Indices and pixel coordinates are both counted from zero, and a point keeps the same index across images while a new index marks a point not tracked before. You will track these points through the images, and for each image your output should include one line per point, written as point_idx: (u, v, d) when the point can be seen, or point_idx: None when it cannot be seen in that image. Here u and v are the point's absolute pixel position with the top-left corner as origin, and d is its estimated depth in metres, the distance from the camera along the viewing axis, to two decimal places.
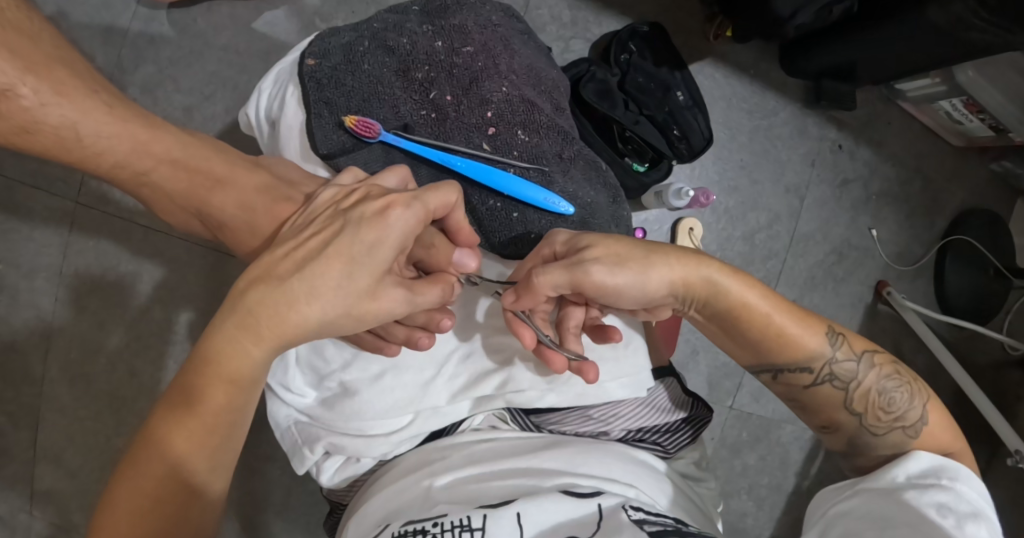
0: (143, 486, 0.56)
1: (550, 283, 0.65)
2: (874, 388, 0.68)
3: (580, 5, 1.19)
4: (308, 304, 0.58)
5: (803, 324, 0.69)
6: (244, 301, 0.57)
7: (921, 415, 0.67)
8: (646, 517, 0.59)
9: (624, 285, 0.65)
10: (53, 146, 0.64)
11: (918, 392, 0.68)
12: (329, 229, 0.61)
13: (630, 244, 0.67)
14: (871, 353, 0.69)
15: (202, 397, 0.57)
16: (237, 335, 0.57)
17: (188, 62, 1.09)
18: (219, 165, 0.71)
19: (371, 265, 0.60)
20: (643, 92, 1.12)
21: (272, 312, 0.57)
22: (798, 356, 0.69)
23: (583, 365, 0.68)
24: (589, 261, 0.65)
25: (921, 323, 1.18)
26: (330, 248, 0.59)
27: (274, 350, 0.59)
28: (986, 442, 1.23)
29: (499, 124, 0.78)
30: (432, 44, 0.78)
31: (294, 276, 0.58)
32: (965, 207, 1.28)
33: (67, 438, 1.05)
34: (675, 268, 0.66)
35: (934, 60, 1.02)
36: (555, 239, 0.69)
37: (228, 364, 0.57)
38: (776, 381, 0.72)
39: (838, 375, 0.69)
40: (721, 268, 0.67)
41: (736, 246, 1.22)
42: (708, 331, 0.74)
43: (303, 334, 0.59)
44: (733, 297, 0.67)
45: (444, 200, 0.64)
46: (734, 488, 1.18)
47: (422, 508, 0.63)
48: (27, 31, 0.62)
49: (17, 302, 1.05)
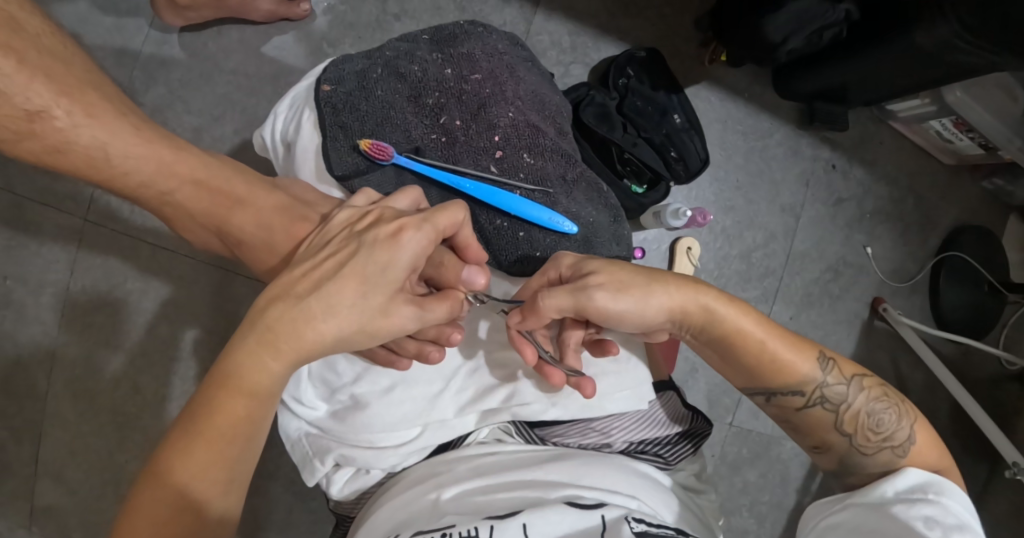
0: (162, 498, 0.58)
1: (555, 306, 0.68)
2: (863, 410, 0.70)
3: (580, 30, 1.22)
4: (325, 320, 0.60)
5: (796, 349, 0.71)
6: (263, 319, 0.60)
7: (908, 435, 0.69)
8: (647, 529, 0.61)
9: (624, 311, 0.68)
10: (82, 166, 0.66)
11: (905, 412, 0.70)
12: (344, 251, 0.64)
13: (631, 271, 0.69)
14: (860, 377, 0.72)
15: (221, 409, 0.59)
16: (257, 350, 0.59)
17: (198, 84, 1.12)
18: (239, 185, 0.73)
19: (385, 285, 0.63)
20: (641, 115, 1.16)
21: (292, 329, 0.59)
22: (792, 381, 0.71)
23: (582, 381, 0.71)
24: (593, 287, 0.67)
25: (916, 338, 1.22)
26: (345, 268, 0.62)
27: (292, 365, 0.61)
28: (983, 456, 1.26)
29: (505, 148, 0.81)
30: (442, 71, 0.82)
31: (311, 295, 0.61)
32: (957, 224, 1.31)
33: (71, 453, 1.06)
34: (674, 295, 0.69)
35: (922, 80, 1.06)
36: (561, 262, 0.72)
37: (248, 379, 0.59)
38: (770, 403, 0.73)
39: (829, 398, 0.71)
40: (717, 296, 0.70)
41: (734, 264, 1.25)
42: (698, 350, 0.76)
43: (320, 350, 0.61)
44: (729, 324, 0.70)
45: (452, 218, 0.67)
46: (734, 506, 1.20)
47: (430, 518, 0.65)
48: (61, 56, 0.65)
49: (24, 317, 1.07)
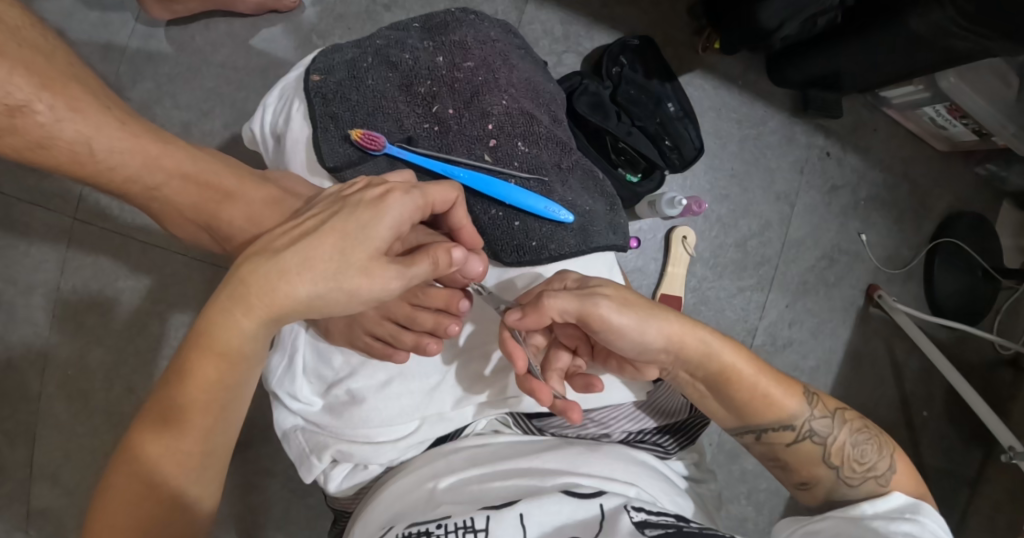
0: (138, 471, 0.59)
1: (559, 307, 0.67)
2: (847, 442, 0.70)
3: (572, 19, 1.21)
4: (299, 276, 0.59)
5: (784, 386, 0.71)
6: (236, 275, 0.60)
7: (889, 464, 0.70)
8: (647, 519, 0.59)
9: (626, 327, 0.67)
10: (66, 162, 0.65)
11: (885, 443, 0.71)
12: (328, 211, 0.64)
13: (636, 295, 0.70)
14: (842, 410, 0.72)
15: (195, 372, 0.59)
16: (229, 307, 0.59)
17: (186, 78, 1.10)
18: (228, 179, 0.73)
19: (368, 244, 0.62)
20: (635, 104, 1.15)
21: (264, 282, 0.59)
22: (781, 415, 0.71)
23: (569, 404, 0.68)
24: (599, 295, 0.67)
25: (912, 324, 1.21)
26: (326, 226, 0.62)
27: (264, 323, 0.60)
28: (976, 440, 1.26)
29: (499, 136, 0.80)
30: (433, 59, 0.81)
31: (287, 250, 0.60)
32: (952, 211, 1.31)
33: (65, 453, 1.05)
34: (674, 324, 0.69)
35: (916, 66, 1.05)
36: (566, 276, 0.72)
37: (220, 338, 0.59)
38: (759, 442, 0.73)
39: (816, 431, 0.71)
40: (713, 333, 0.70)
41: (729, 252, 1.25)
42: (698, 401, 0.74)
43: (295, 309, 0.60)
44: (724, 359, 0.70)
45: (444, 196, 0.69)
46: (733, 494, 1.20)
47: (425, 509, 0.64)
48: (42, 48, 0.63)
49: (14, 318, 1.06)
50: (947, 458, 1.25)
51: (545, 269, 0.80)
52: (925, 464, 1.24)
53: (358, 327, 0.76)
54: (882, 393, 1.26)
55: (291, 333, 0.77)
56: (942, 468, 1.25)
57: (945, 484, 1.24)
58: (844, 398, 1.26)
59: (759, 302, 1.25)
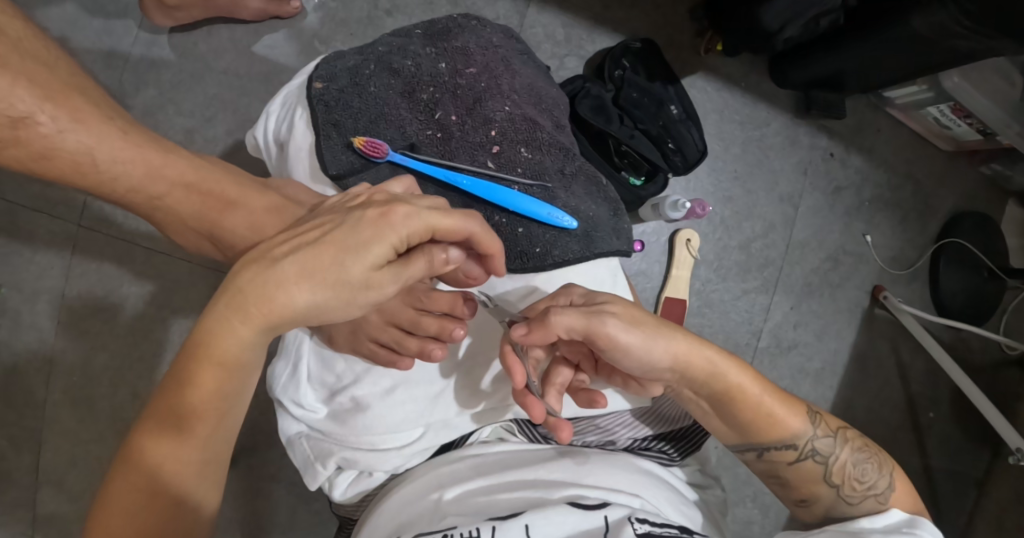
0: (137, 480, 0.59)
1: (566, 325, 0.66)
2: (849, 461, 0.70)
3: (574, 23, 1.21)
4: (296, 284, 0.59)
5: (788, 405, 0.71)
6: (234, 282, 0.59)
7: (889, 482, 0.70)
8: (651, 530, 0.60)
9: (633, 346, 0.66)
10: (69, 172, 0.65)
11: (884, 462, 0.71)
12: (329, 221, 0.64)
13: (644, 313, 0.69)
14: (844, 429, 0.72)
15: (194, 381, 0.59)
16: (227, 315, 0.59)
17: (188, 85, 1.11)
18: (230, 188, 0.73)
19: (368, 256, 0.62)
20: (639, 107, 1.14)
21: (261, 292, 0.59)
22: (784, 434, 0.70)
23: (559, 422, 0.68)
24: (606, 313, 0.66)
25: (918, 325, 1.21)
26: (326, 236, 0.62)
27: (262, 331, 0.60)
28: (983, 441, 1.26)
29: (502, 142, 0.80)
30: (436, 65, 0.80)
31: (285, 260, 0.60)
32: (956, 211, 1.30)
33: (70, 460, 1.05)
34: (680, 342, 0.68)
35: (920, 66, 1.04)
36: (572, 291, 0.71)
37: (218, 346, 0.59)
38: (760, 459, 0.72)
39: (819, 450, 0.71)
40: (718, 352, 0.69)
41: (733, 255, 1.25)
42: (702, 419, 0.73)
43: (290, 316, 0.60)
44: (731, 378, 0.69)
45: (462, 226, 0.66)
46: (739, 497, 1.19)
47: (431, 521, 0.64)
48: (45, 60, 0.63)
49: (19, 325, 1.06)
50: (953, 460, 1.25)
51: (549, 275, 0.80)
52: (931, 466, 1.24)
53: (362, 333, 0.76)
54: (888, 395, 1.26)
55: (296, 340, 0.78)
56: (948, 470, 1.24)
57: (951, 486, 1.23)
58: (850, 400, 1.25)
59: (763, 304, 1.25)
